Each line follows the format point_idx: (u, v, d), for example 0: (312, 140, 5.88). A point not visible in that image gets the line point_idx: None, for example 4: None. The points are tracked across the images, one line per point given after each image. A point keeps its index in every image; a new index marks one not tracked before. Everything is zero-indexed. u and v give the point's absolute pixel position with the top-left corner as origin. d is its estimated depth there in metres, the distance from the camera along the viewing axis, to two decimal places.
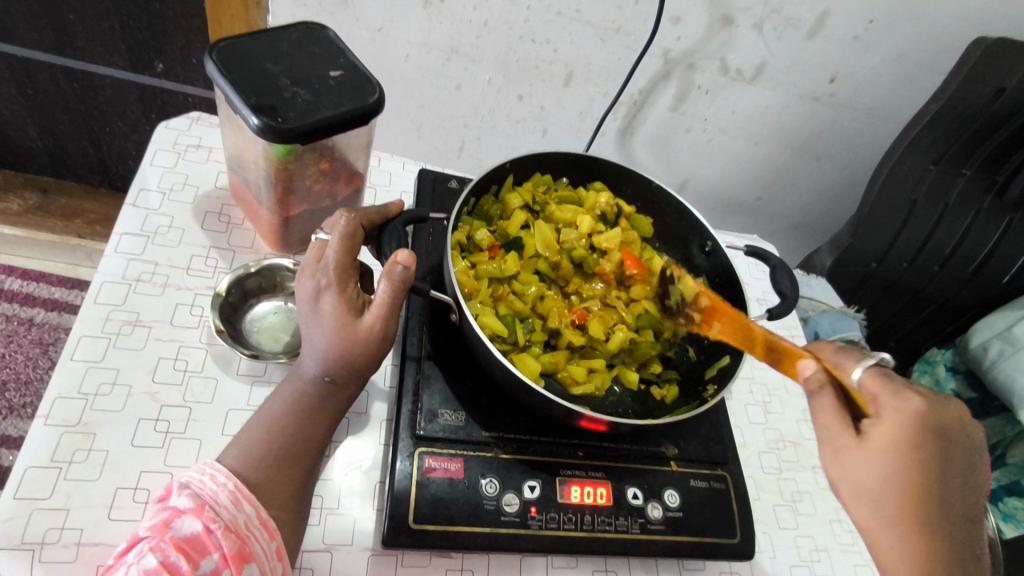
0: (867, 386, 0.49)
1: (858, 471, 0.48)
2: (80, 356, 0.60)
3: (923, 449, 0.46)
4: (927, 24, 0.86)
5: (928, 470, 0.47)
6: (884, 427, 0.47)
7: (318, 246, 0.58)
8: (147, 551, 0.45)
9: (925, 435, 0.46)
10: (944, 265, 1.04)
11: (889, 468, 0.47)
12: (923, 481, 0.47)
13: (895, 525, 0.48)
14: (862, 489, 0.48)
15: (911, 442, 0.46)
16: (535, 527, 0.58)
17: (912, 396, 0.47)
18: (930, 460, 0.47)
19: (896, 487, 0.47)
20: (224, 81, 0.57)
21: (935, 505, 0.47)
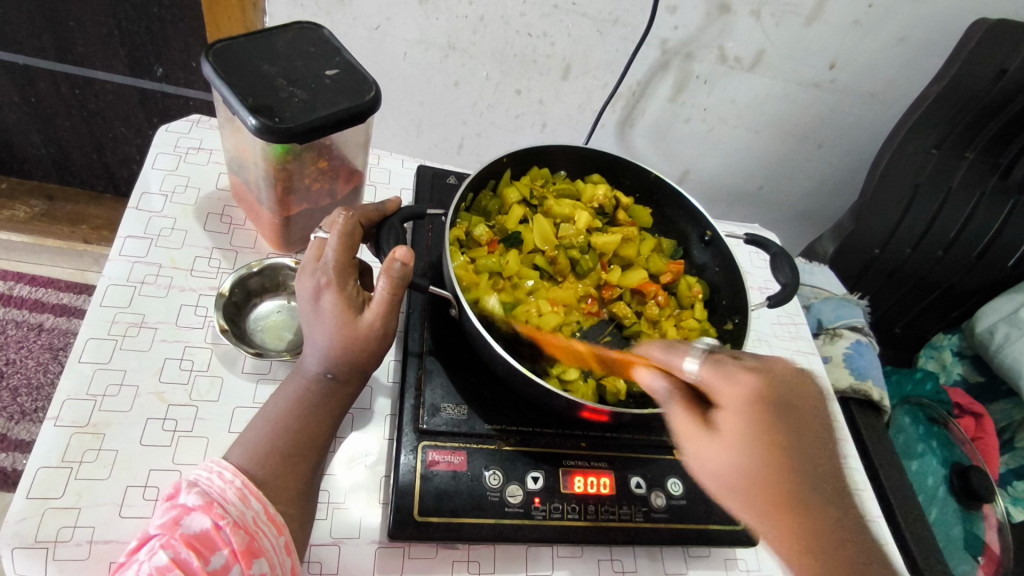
0: (707, 378, 0.53)
1: (709, 460, 0.51)
2: (87, 358, 0.61)
3: (770, 426, 0.50)
4: (926, 7, 0.86)
5: (776, 437, 0.49)
6: (727, 408, 0.51)
7: (317, 245, 0.58)
8: (158, 549, 0.46)
9: (763, 407, 0.50)
10: (948, 249, 1.03)
11: (739, 452, 0.50)
12: (783, 454, 0.49)
13: (765, 510, 0.49)
14: (725, 475, 0.50)
15: (749, 418, 0.50)
16: (539, 517, 0.59)
17: (743, 374, 0.52)
18: (775, 427, 0.50)
19: (755, 462, 0.49)
20: (220, 84, 0.58)
21: (797, 471, 0.49)
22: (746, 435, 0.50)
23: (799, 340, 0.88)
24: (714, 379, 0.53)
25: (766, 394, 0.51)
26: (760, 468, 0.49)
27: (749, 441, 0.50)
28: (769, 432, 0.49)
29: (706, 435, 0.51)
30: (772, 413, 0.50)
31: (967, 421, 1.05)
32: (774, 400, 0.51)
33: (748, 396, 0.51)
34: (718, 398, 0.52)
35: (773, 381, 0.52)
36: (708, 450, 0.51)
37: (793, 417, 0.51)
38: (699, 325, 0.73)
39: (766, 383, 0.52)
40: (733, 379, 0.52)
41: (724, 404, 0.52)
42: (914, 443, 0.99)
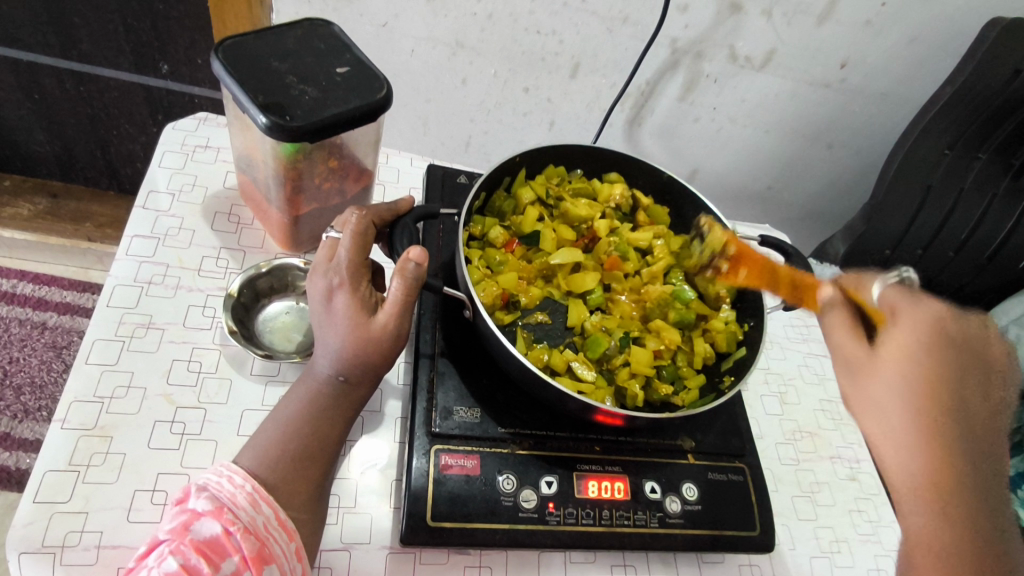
0: (889, 301, 0.60)
1: (878, 370, 0.56)
2: (94, 359, 0.60)
3: (954, 355, 0.57)
4: (940, 6, 0.85)
5: (931, 359, 0.55)
6: (894, 327, 0.58)
7: (330, 245, 0.58)
8: (168, 554, 0.45)
9: (940, 338, 0.57)
10: (960, 250, 1.02)
11: (910, 376, 0.55)
12: (942, 376, 0.55)
13: (922, 436, 0.53)
14: (883, 385, 0.56)
15: (920, 337, 0.56)
16: (553, 522, 0.58)
17: (929, 305, 0.59)
18: (941, 352, 0.56)
19: (911, 375, 0.55)
20: (230, 81, 0.57)
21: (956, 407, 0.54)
22: (909, 359, 0.56)
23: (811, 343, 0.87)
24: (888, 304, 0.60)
25: (951, 329, 0.58)
26: (908, 390, 0.54)
27: (899, 359, 0.56)
28: (938, 350, 0.56)
29: (871, 352, 0.58)
30: (955, 348, 0.57)
31: None
32: (953, 332, 0.58)
33: (930, 323, 0.57)
34: (892, 318, 0.59)
35: (949, 319, 0.59)
36: (873, 373, 0.56)
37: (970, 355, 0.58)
38: (725, 325, 0.70)
39: (945, 323, 0.58)
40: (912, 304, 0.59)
41: (893, 322, 0.59)
42: None
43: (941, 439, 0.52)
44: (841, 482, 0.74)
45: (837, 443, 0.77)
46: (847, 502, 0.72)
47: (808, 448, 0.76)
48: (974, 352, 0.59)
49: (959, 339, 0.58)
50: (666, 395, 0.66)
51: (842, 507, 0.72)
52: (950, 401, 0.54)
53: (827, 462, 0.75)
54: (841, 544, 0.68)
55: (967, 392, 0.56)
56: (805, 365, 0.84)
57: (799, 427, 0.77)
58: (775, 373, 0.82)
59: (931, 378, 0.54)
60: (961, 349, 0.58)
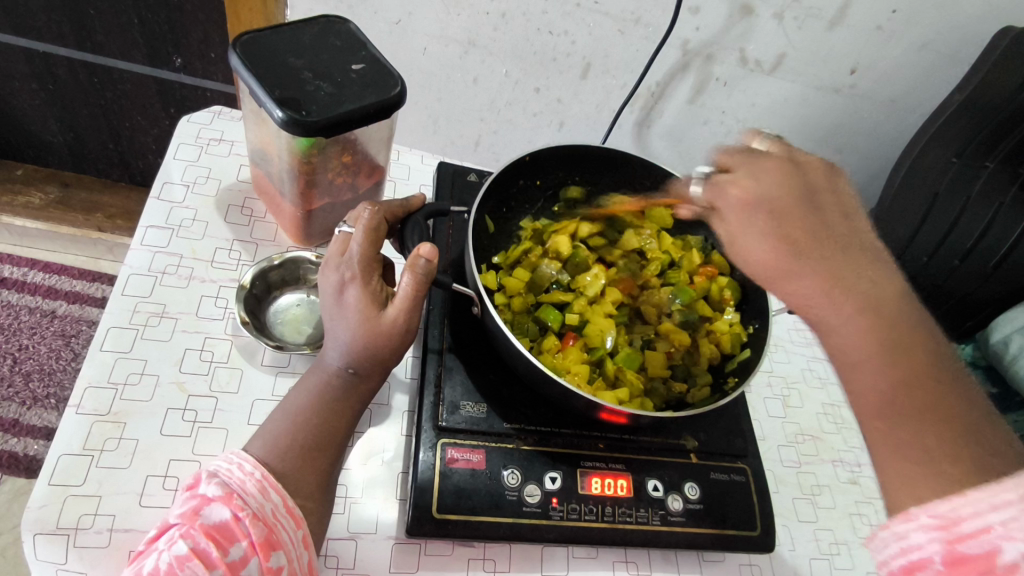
0: (707, 195, 0.58)
1: (751, 247, 0.53)
2: (109, 346, 0.61)
3: (771, 215, 0.53)
4: (950, 13, 0.85)
5: (773, 216, 0.53)
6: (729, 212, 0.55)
7: (342, 239, 0.59)
8: (178, 538, 0.46)
9: (754, 203, 0.54)
10: (965, 258, 1.00)
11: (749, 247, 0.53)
12: (769, 233, 0.52)
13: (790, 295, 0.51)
14: (745, 248, 0.54)
15: (752, 204, 0.54)
16: (557, 517, 0.59)
17: (766, 164, 0.56)
18: (779, 213, 0.53)
19: (776, 239, 0.52)
20: (248, 75, 0.58)
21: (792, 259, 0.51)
22: (766, 221, 0.53)
23: (815, 347, 0.87)
24: (708, 200, 0.58)
25: (776, 184, 0.55)
26: (783, 261, 0.51)
27: (755, 230, 0.53)
28: (782, 215, 0.53)
29: (725, 231, 0.56)
30: (756, 209, 0.54)
31: None
32: (766, 185, 0.54)
33: (736, 193, 0.55)
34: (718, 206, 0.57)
35: (762, 168, 0.56)
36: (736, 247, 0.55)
37: (796, 207, 0.53)
38: (729, 327, 0.71)
39: (763, 184, 0.54)
40: (722, 185, 0.56)
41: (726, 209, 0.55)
42: None
43: (837, 307, 0.49)
44: (842, 485, 0.74)
45: (838, 447, 0.78)
46: (847, 505, 0.73)
47: (810, 451, 0.76)
48: (805, 180, 0.55)
49: (786, 191, 0.54)
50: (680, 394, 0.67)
51: (842, 509, 0.72)
52: (819, 248, 0.51)
53: (829, 465, 0.76)
54: (840, 546, 0.69)
55: (828, 221, 0.53)
56: (808, 369, 0.85)
57: (801, 430, 0.78)
58: (779, 376, 0.83)
59: (794, 239, 0.52)
60: (794, 191, 0.54)
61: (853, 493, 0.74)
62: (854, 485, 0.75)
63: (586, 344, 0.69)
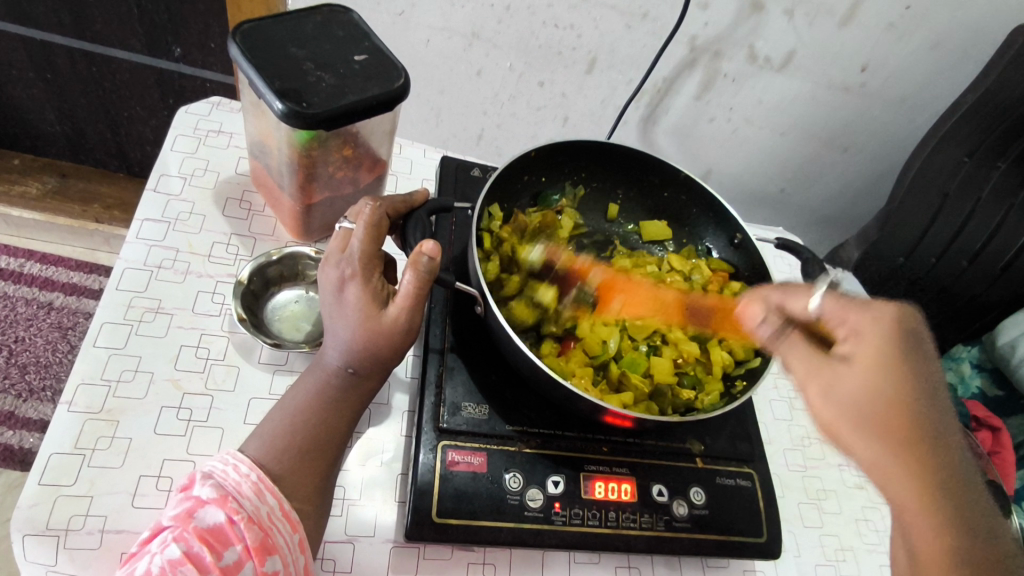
0: (831, 310, 0.52)
1: (847, 392, 0.47)
2: (102, 342, 0.60)
3: (905, 373, 0.47)
4: (964, 11, 0.83)
5: (908, 387, 0.46)
6: (852, 352, 0.48)
7: (343, 235, 0.57)
8: (171, 541, 0.45)
9: (896, 349, 0.48)
10: (973, 261, 0.99)
11: (877, 385, 0.47)
12: (914, 399, 0.46)
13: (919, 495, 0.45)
14: (859, 419, 0.46)
15: (887, 352, 0.47)
16: (559, 522, 0.57)
17: (872, 314, 0.50)
18: (910, 363, 0.47)
19: (887, 406, 0.46)
20: (247, 64, 0.56)
21: (929, 445, 0.45)
22: (891, 386, 0.46)
23: None
24: (838, 309, 0.51)
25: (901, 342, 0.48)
26: (897, 444, 0.45)
27: (868, 379, 0.47)
28: (904, 379, 0.47)
29: (830, 371, 0.49)
30: (914, 364, 0.47)
31: (985, 435, 1.00)
32: (908, 342, 0.48)
33: (883, 335, 0.49)
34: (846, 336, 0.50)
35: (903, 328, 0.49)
36: (839, 379, 0.48)
37: (923, 368, 0.47)
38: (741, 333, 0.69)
39: (886, 333, 0.48)
40: (851, 317, 0.50)
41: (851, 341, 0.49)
42: None
43: (944, 502, 0.45)
44: (849, 490, 0.73)
45: None
46: (853, 511, 0.72)
47: (816, 455, 0.75)
48: (913, 342, 0.49)
49: (898, 351, 0.48)
50: (688, 398, 0.66)
51: (848, 515, 0.71)
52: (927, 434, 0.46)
53: (835, 469, 0.75)
54: (846, 553, 0.68)
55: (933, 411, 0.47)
56: None
57: (807, 433, 0.77)
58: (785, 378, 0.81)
59: (912, 418, 0.46)
60: (901, 349, 0.48)
61: (859, 498, 0.73)
62: (860, 490, 0.74)
63: (588, 349, 0.67)
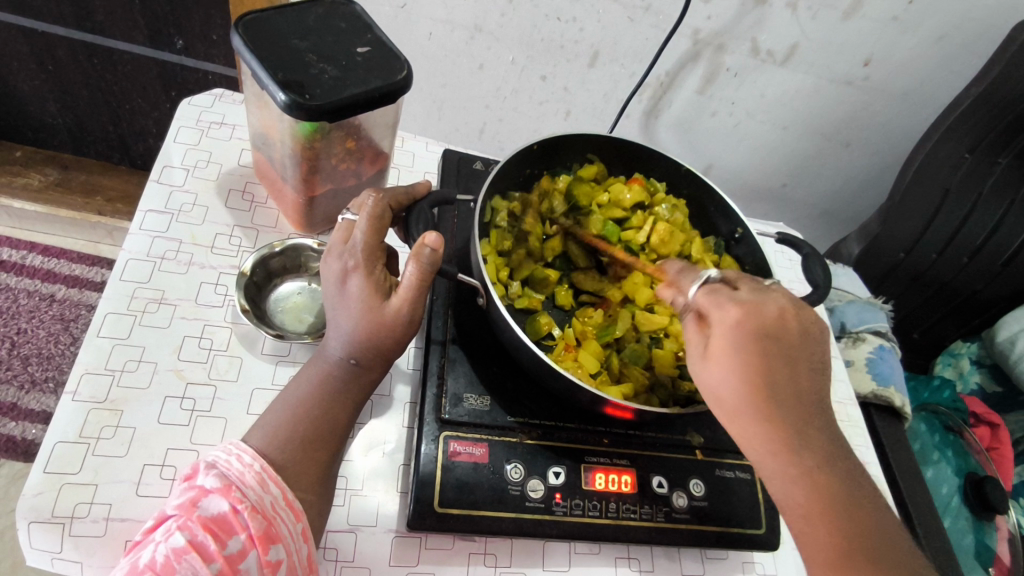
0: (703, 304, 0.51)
1: (711, 381, 0.49)
2: (106, 333, 0.60)
3: (759, 351, 0.48)
4: (967, 6, 0.83)
5: (761, 368, 0.47)
6: (709, 344, 0.49)
7: (345, 226, 0.57)
8: (175, 530, 0.45)
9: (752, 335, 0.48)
10: (974, 256, 1.00)
11: (738, 372, 0.48)
12: (769, 372, 0.47)
13: (782, 454, 0.47)
14: (730, 404, 0.48)
15: (744, 345, 0.47)
16: (560, 513, 0.58)
17: (731, 304, 0.49)
18: (762, 347, 0.48)
19: (748, 391, 0.47)
20: (250, 56, 0.56)
21: (781, 409, 0.47)
22: (743, 371, 0.47)
23: None
24: (706, 303, 0.50)
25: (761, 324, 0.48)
26: (765, 412, 0.47)
27: (728, 369, 0.48)
28: (756, 362, 0.47)
29: (702, 359, 0.50)
30: (764, 341, 0.48)
31: (983, 430, 1.01)
32: (763, 324, 0.48)
33: (742, 325, 0.48)
34: (710, 327, 0.50)
35: (764, 312, 0.48)
36: (705, 372, 0.49)
37: (777, 344, 0.48)
38: None
39: (748, 319, 0.48)
40: (716, 306, 0.49)
41: (710, 333, 0.49)
42: (930, 451, 0.95)
43: (812, 469, 0.46)
44: None
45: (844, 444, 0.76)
46: None
47: None
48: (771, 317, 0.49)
49: (755, 334, 0.48)
50: (692, 390, 0.65)
51: None
52: (785, 410, 0.47)
53: None
54: None
55: (786, 377, 0.48)
56: None
57: None
58: None
59: (770, 391, 0.47)
60: (758, 333, 0.48)
61: None
62: None
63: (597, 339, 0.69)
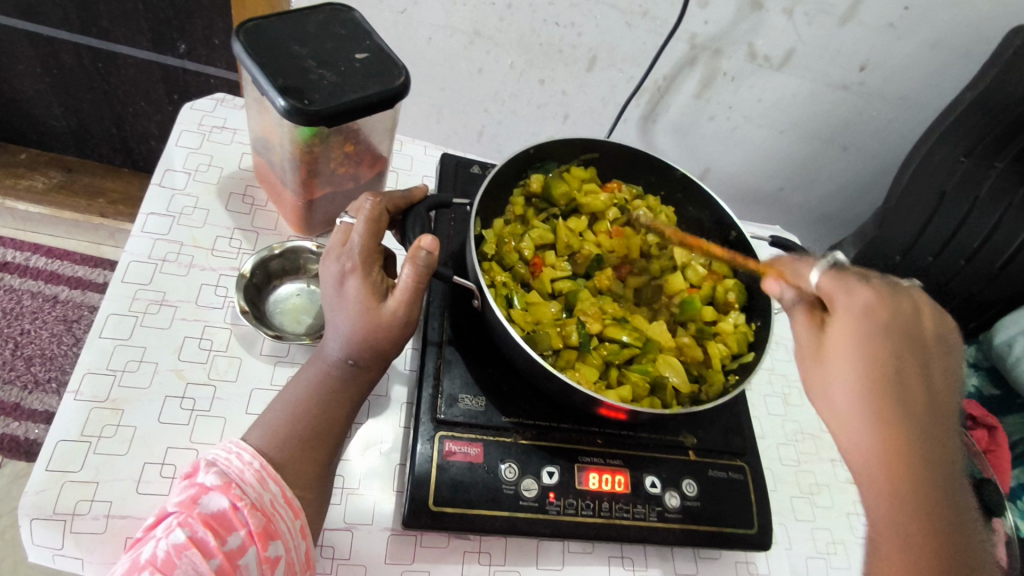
0: (825, 288, 0.54)
1: (834, 372, 0.51)
2: (108, 333, 0.61)
3: (887, 334, 0.51)
4: (961, 11, 0.84)
5: (885, 363, 0.50)
6: (833, 335, 0.52)
7: (343, 230, 0.58)
8: (176, 526, 0.46)
9: (885, 321, 0.52)
10: (970, 260, 0.99)
11: (859, 342, 0.51)
12: (892, 344, 0.51)
13: (870, 399, 0.49)
14: (849, 406, 0.50)
15: (865, 334, 0.51)
16: (553, 512, 0.59)
17: (863, 293, 0.52)
18: (884, 338, 0.51)
19: (867, 354, 0.50)
20: (250, 62, 0.57)
21: (892, 373, 0.50)
22: (868, 371, 0.50)
23: None
24: (831, 289, 0.53)
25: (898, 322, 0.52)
26: (873, 367, 0.50)
27: (852, 345, 0.51)
28: (879, 354, 0.50)
29: (818, 340, 0.53)
30: (884, 326, 0.51)
31: (981, 434, 1.00)
32: (895, 323, 0.52)
33: (884, 312, 0.52)
34: (831, 312, 0.53)
35: (898, 308, 0.53)
36: (827, 364, 0.52)
37: (898, 324, 0.52)
38: (734, 328, 0.71)
39: (886, 309, 0.52)
40: (861, 293, 0.53)
41: (835, 326, 0.52)
42: None
43: (932, 466, 0.48)
44: (841, 484, 0.74)
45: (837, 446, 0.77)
46: (846, 505, 0.73)
47: (808, 450, 0.76)
48: (906, 315, 0.53)
49: (898, 325, 0.52)
50: (693, 392, 0.67)
51: (840, 509, 0.72)
52: (916, 409, 0.49)
53: (827, 464, 0.76)
54: (837, 546, 0.69)
55: (906, 353, 0.51)
56: None
57: (800, 428, 0.78)
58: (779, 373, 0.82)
59: (886, 366, 0.50)
60: (892, 320, 0.52)
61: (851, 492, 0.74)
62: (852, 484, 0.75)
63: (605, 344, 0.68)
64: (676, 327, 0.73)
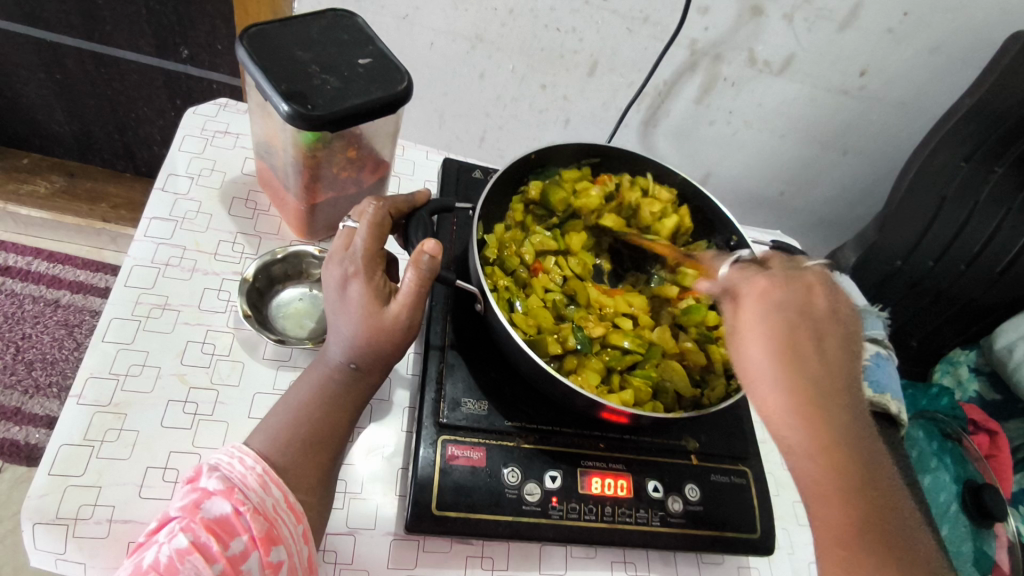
0: (734, 280, 0.56)
1: (749, 355, 0.52)
2: (111, 338, 0.61)
3: (784, 313, 0.52)
4: (960, 17, 0.84)
5: (788, 339, 0.51)
6: (740, 320, 0.53)
7: (346, 234, 0.58)
8: (179, 531, 0.46)
9: (785, 301, 0.53)
10: (970, 264, 0.99)
11: (767, 328, 0.52)
12: (789, 324, 0.52)
13: (779, 379, 0.50)
14: (760, 376, 0.51)
15: (765, 316, 0.52)
16: (556, 516, 0.59)
17: (759, 281, 0.54)
18: (779, 317, 0.52)
19: (774, 334, 0.51)
20: (254, 68, 0.58)
21: (796, 354, 0.51)
22: (772, 343, 0.51)
23: None
24: (736, 281, 0.56)
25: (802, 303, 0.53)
26: (775, 346, 0.51)
27: (761, 326, 0.52)
28: (781, 333, 0.51)
29: (734, 327, 0.54)
30: (784, 307, 0.52)
31: (982, 438, 1.00)
32: (791, 298, 0.53)
33: (781, 291, 0.53)
34: (739, 299, 0.55)
35: (792, 286, 0.54)
36: (747, 348, 0.52)
37: (795, 303, 0.53)
38: None
39: (784, 290, 0.53)
40: (757, 282, 0.54)
41: (740, 310, 0.54)
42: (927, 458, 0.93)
43: (841, 441, 0.48)
44: None
45: None
46: None
47: None
48: (800, 293, 0.54)
49: (800, 305, 0.53)
50: (696, 395, 0.67)
51: None
52: (813, 378, 0.50)
53: None
54: None
55: (803, 329, 0.52)
56: None
57: None
58: None
59: (789, 345, 0.51)
60: (790, 302, 0.53)
61: None
62: None
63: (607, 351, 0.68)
64: (677, 331, 0.73)
